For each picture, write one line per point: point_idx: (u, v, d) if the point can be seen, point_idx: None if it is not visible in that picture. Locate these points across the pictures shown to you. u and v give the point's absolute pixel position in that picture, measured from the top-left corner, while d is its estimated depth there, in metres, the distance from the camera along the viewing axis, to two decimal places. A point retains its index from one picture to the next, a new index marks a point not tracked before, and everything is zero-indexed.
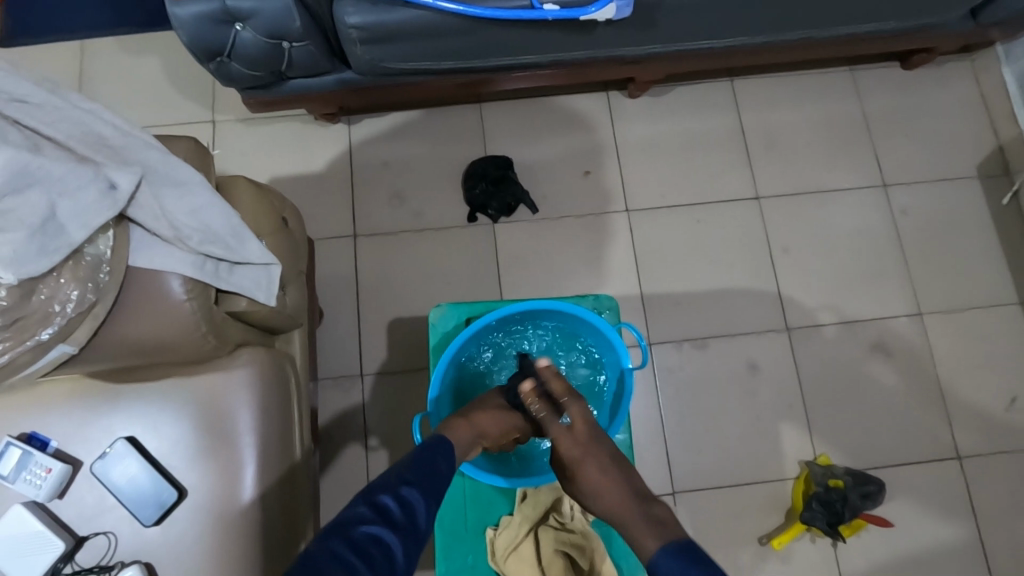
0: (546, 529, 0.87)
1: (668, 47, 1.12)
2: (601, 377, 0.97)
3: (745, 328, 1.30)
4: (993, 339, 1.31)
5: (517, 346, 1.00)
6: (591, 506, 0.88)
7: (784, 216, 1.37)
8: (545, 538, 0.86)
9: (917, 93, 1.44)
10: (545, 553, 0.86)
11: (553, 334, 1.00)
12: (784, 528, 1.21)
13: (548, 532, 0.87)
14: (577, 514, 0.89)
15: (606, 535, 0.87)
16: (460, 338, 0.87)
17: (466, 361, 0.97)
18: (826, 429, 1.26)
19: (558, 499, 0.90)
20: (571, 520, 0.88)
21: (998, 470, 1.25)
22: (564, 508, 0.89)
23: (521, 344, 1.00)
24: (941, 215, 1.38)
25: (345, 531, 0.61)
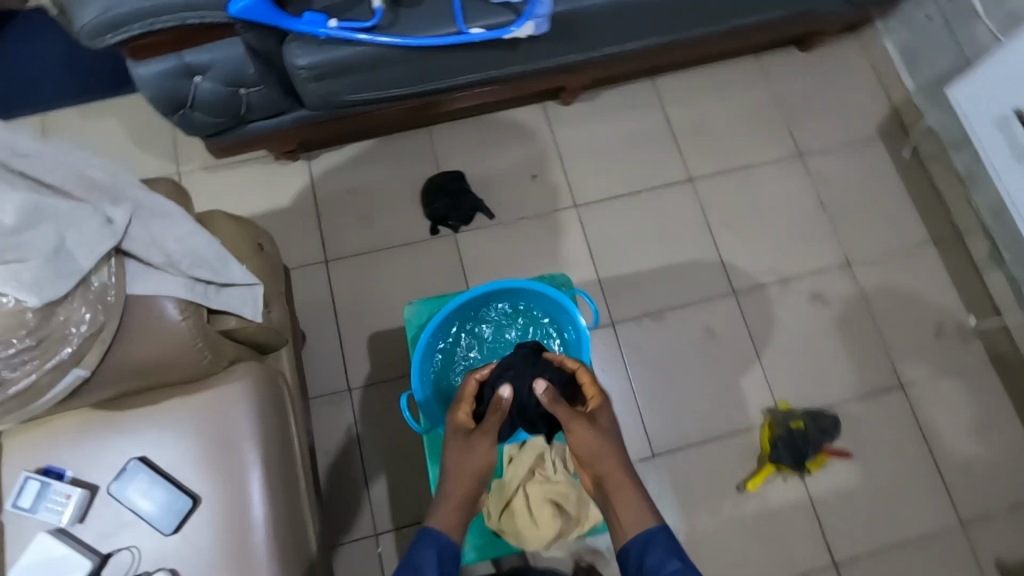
0: (532, 483, 0.95)
1: (587, 53, 1.25)
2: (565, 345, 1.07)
3: (696, 297, 1.42)
4: (914, 277, 1.46)
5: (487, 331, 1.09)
6: (569, 459, 1.00)
7: (716, 192, 1.51)
8: (533, 491, 0.94)
9: (817, 72, 1.61)
10: (534, 505, 0.93)
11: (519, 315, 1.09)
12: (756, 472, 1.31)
13: (535, 485, 0.95)
14: (559, 467, 0.98)
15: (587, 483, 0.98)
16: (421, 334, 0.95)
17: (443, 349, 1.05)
18: (782, 378, 1.38)
19: (541, 457, 0.98)
20: (554, 472, 0.97)
21: (937, 392, 1.38)
22: (548, 463, 0.98)
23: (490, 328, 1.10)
24: (853, 174, 1.54)
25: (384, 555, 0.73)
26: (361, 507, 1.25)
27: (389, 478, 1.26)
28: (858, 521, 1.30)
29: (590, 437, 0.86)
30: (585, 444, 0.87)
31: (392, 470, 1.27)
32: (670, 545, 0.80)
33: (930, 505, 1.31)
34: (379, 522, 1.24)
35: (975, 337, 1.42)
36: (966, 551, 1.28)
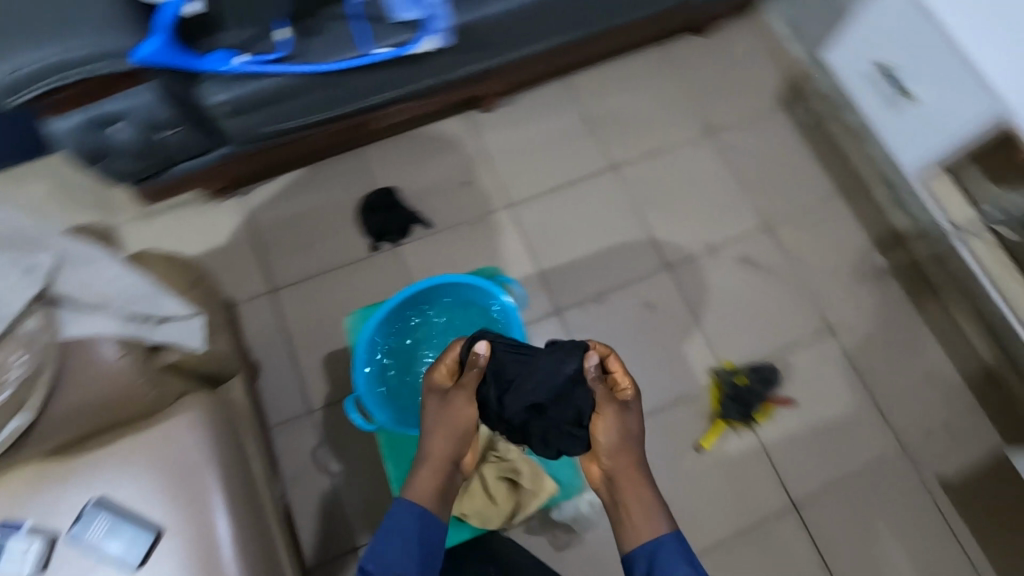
0: (487, 464, 1.05)
1: (495, 60, 1.31)
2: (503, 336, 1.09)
3: (632, 276, 1.50)
4: (829, 229, 1.57)
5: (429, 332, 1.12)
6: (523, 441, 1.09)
7: (638, 176, 1.59)
8: (489, 472, 1.04)
9: (715, 53, 1.73)
10: (490, 483, 1.03)
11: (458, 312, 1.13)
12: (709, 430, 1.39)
13: (490, 466, 1.04)
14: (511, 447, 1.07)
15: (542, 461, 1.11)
16: (359, 338, 1.01)
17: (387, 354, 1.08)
18: (723, 339, 1.46)
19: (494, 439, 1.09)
20: (507, 452, 1.06)
21: (865, 331, 1.48)
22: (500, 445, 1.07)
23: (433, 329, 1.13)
24: (761, 143, 1.65)
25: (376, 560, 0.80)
26: (335, 525, 1.26)
27: (361, 492, 1.28)
28: (810, 462, 1.38)
29: (620, 422, 0.90)
30: (609, 432, 0.90)
31: (363, 484, 1.29)
32: (682, 553, 0.81)
33: (873, 437, 1.40)
34: (356, 537, 1.25)
35: (892, 276, 1.53)
36: (912, 473, 1.38)
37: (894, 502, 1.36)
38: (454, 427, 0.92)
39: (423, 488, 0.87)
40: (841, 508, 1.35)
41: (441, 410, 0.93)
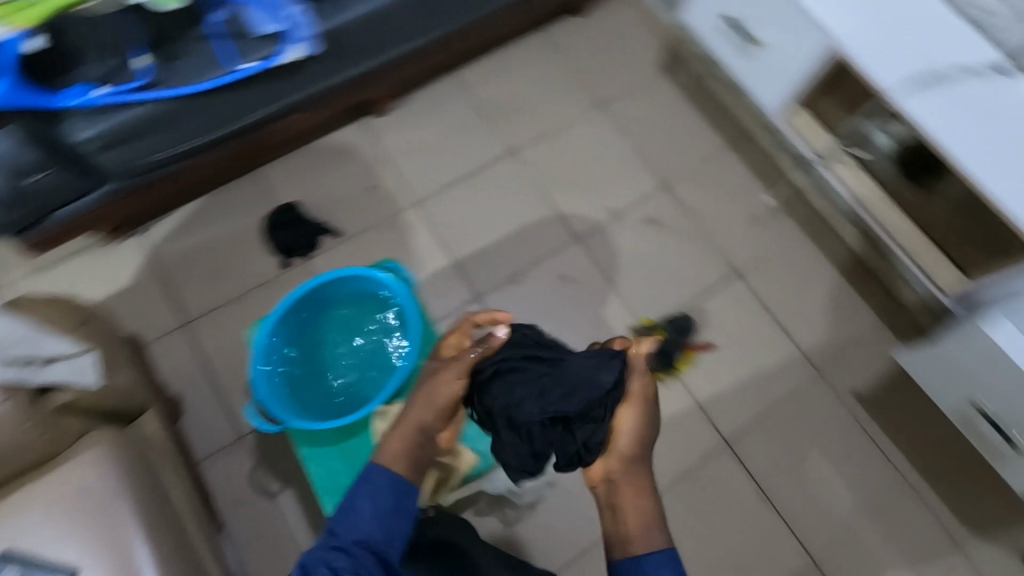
0: None
1: (372, 58, 1.33)
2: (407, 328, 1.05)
3: (545, 252, 1.54)
4: (723, 179, 1.66)
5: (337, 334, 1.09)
6: None
7: (537, 156, 1.64)
8: None
9: (595, 30, 1.80)
10: None
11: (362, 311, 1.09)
12: None
13: None
14: None
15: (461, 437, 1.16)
16: (257, 343, 0.98)
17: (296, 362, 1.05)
18: (638, 298, 1.52)
19: None
20: None
21: (767, 269, 1.57)
22: None
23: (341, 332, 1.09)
24: (649, 108, 1.72)
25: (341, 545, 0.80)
26: (281, 544, 1.24)
27: (303, 506, 1.27)
28: (734, 399, 1.45)
29: (640, 420, 0.89)
30: (630, 429, 0.88)
31: (304, 498, 1.27)
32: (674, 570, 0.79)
33: (788, 365, 1.49)
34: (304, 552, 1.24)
35: (784, 213, 1.62)
36: (827, 392, 1.47)
37: (815, 422, 1.45)
38: (439, 397, 0.91)
39: (394, 449, 0.88)
40: (768, 437, 1.43)
41: (432, 378, 0.92)
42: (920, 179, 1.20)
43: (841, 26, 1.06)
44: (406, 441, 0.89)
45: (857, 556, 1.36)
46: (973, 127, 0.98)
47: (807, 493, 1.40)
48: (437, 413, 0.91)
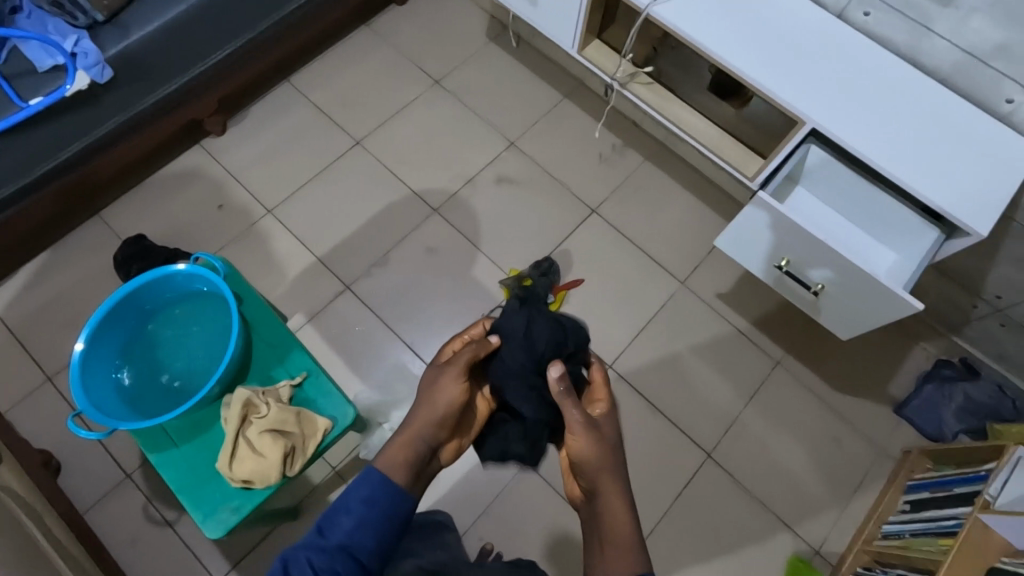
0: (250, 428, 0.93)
1: (182, 78, 1.37)
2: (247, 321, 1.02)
3: (407, 229, 1.58)
4: (566, 126, 1.74)
5: (171, 340, 1.01)
6: (284, 394, 0.98)
7: (383, 142, 1.69)
8: (253, 434, 0.92)
9: (419, 13, 1.85)
10: (258, 444, 0.92)
11: (199, 310, 1.02)
12: None
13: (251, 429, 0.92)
14: (271, 402, 0.95)
15: (306, 404, 0.99)
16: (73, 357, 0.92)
17: (132, 372, 0.98)
18: (503, 252, 1.58)
19: (249, 402, 0.95)
20: (267, 409, 0.94)
21: (620, 200, 1.66)
22: (258, 405, 0.95)
23: (179, 338, 1.01)
24: (485, 75, 1.79)
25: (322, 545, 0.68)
26: (189, 568, 1.24)
27: None
28: (609, 324, 1.54)
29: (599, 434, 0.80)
30: (593, 440, 0.79)
31: None
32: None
33: (654, 283, 1.58)
34: (213, 569, 1.24)
35: (625, 146, 1.72)
36: (694, 299, 1.57)
37: (688, 327, 1.55)
38: (439, 402, 0.81)
39: (392, 457, 0.78)
40: (647, 351, 1.53)
41: (432, 384, 0.83)
42: (728, 101, 1.30)
43: None
44: (408, 447, 0.78)
45: (747, 439, 1.47)
46: (714, 20, 1.10)
47: (693, 394, 1.50)
48: (433, 420, 0.81)
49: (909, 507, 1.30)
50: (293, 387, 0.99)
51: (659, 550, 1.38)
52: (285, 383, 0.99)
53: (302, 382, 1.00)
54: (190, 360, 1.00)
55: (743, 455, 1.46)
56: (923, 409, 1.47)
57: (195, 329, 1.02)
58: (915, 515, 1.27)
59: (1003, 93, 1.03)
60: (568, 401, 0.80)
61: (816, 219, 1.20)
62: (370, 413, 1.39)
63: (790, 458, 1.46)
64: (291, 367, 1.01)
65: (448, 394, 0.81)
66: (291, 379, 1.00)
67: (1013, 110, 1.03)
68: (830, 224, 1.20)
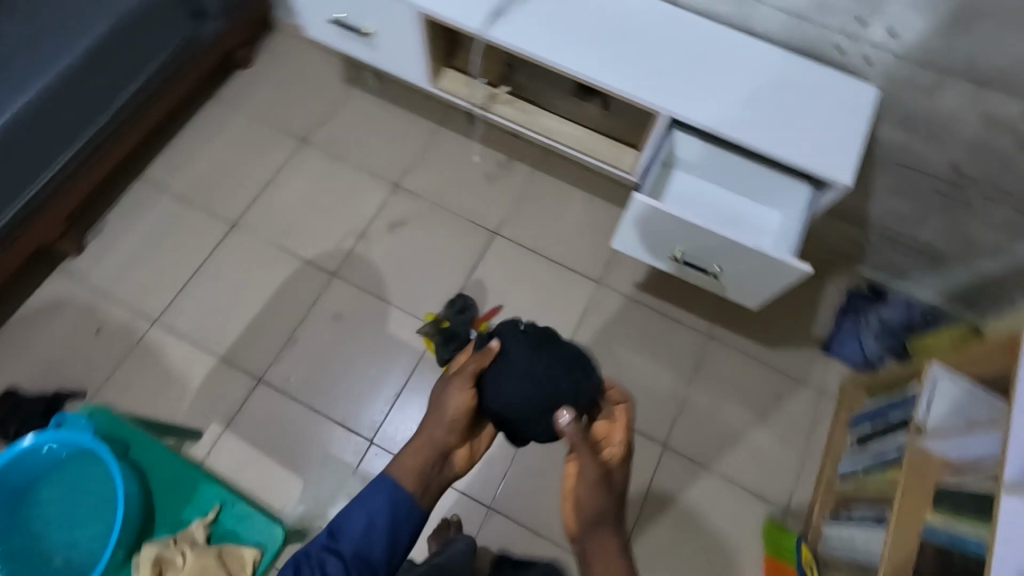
0: None
1: (7, 210, 1.27)
2: (139, 467, 0.93)
3: (308, 302, 1.50)
4: (446, 153, 1.69)
5: (57, 508, 0.92)
6: (196, 536, 0.89)
7: (261, 217, 1.59)
8: None
9: (267, 73, 1.76)
10: None
11: (79, 470, 0.92)
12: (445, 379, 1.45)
13: None
14: (186, 551, 0.87)
15: (227, 539, 0.91)
16: None
17: (16, 555, 0.88)
18: (415, 299, 1.52)
19: (161, 559, 0.86)
20: (183, 561, 0.86)
21: (518, 215, 1.63)
22: (171, 559, 0.86)
23: (63, 504, 0.92)
24: (352, 121, 1.72)
25: (338, 547, 0.81)
26: None
27: None
28: None
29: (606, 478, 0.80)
30: (600, 484, 0.80)
31: None
32: None
33: (571, 290, 1.57)
34: None
35: (511, 160, 1.69)
36: (613, 295, 1.57)
37: (615, 324, 1.54)
38: (446, 412, 0.86)
39: (408, 466, 0.84)
40: None
41: (439, 394, 0.88)
42: (589, 101, 1.29)
43: None
44: (418, 462, 0.85)
45: (697, 419, 1.48)
46: (550, 30, 1.09)
47: (635, 389, 1.49)
48: (445, 424, 0.85)
49: (857, 444, 1.35)
50: (208, 524, 0.90)
51: (642, 554, 1.37)
52: (195, 525, 0.90)
53: (216, 516, 0.91)
54: (73, 531, 0.90)
55: (697, 436, 1.47)
56: (847, 343, 1.53)
57: (72, 491, 0.92)
58: (863, 451, 1.31)
59: (834, 44, 1.06)
60: (585, 448, 0.81)
61: (696, 204, 1.21)
62: (301, 523, 1.29)
63: (741, 426, 1.48)
64: (200, 503, 0.92)
65: (454, 408, 0.85)
66: (204, 517, 0.91)
67: (846, 58, 1.07)
68: (708, 204, 1.21)
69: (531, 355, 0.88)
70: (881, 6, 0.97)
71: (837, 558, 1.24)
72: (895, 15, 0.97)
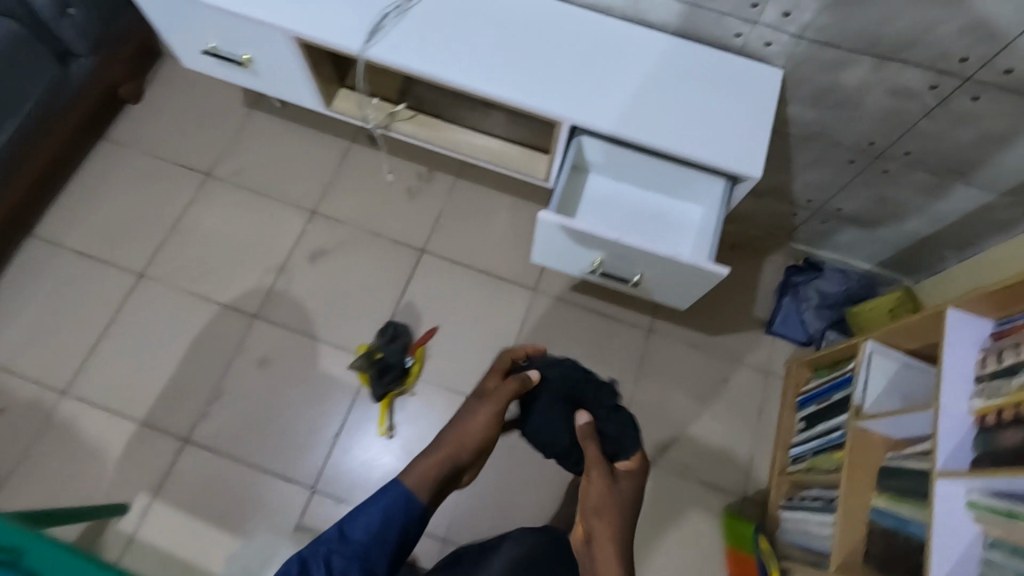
0: None
1: None
2: None
3: (230, 349, 1.41)
4: (363, 172, 1.60)
5: None
6: None
7: (170, 263, 1.48)
8: None
9: (160, 105, 1.63)
10: None
11: None
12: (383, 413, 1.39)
13: None
14: None
15: None
16: None
17: None
18: (344, 332, 1.45)
19: None
20: None
21: (445, 229, 1.56)
22: None
23: None
24: (258, 147, 1.61)
25: (340, 546, 0.78)
26: None
27: None
28: (478, 361, 1.46)
29: (618, 485, 0.95)
30: (610, 486, 0.94)
31: None
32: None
33: (508, 301, 1.51)
34: None
35: (432, 171, 1.61)
36: (552, 301, 1.52)
37: (556, 331, 1.50)
38: (470, 425, 0.91)
39: (422, 473, 0.86)
40: None
41: (466, 409, 0.93)
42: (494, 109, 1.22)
43: (272, 13, 1.03)
44: (436, 467, 0.87)
45: (648, 418, 1.45)
46: (434, 43, 1.02)
47: None
48: (469, 438, 0.91)
49: (805, 425, 1.33)
50: None
51: None
52: None
53: None
54: None
55: (650, 435, 1.44)
56: (788, 321, 1.52)
57: None
58: (810, 432, 1.30)
59: (730, 30, 1.01)
60: (592, 444, 0.97)
61: (612, 215, 1.15)
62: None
63: (692, 419, 1.46)
64: None
65: (479, 424, 0.91)
66: None
67: (744, 42, 1.03)
68: (619, 216, 1.15)
69: (594, 387, 1.03)
70: None
71: (795, 546, 1.23)
72: None
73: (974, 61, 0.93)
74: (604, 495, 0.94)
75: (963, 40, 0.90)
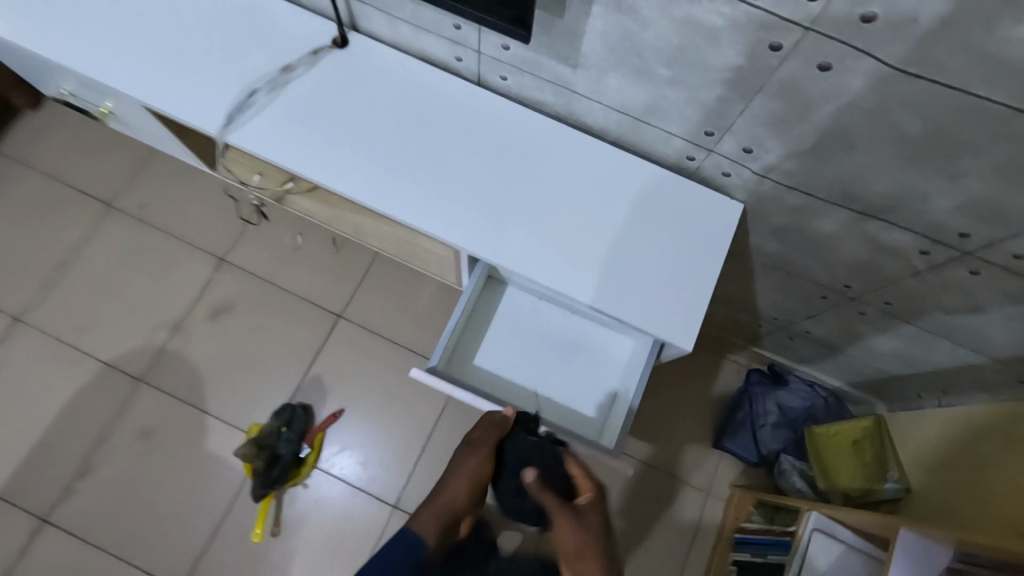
0: None
1: None
2: None
3: (107, 416, 1.26)
4: (284, 216, 1.40)
5: None
6: None
7: (51, 306, 1.32)
8: None
9: (63, 116, 1.44)
10: None
11: None
12: (267, 511, 1.23)
13: None
14: None
15: None
16: None
17: None
18: (239, 406, 1.29)
19: None
20: None
21: (369, 294, 1.37)
22: None
23: None
24: (168, 176, 1.42)
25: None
26: None
27: None
28: (384, 452, 1.29)
29: (584, 523, 0.73)
30: (577, 530, 0.71)
31: None
32: None
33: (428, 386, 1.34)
34: None
35: None
36: None
37: None
38: (465, 472, 0.78)
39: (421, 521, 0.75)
40: (434, 473, 1.28)
41: (455, 455, 0.81)
42: None
43: (114, 75, 0.83)
44: (436, 516, 0.76)
45: None
46: (314, 129, 0.82)
47: None
48: (464, 484, 0.78)
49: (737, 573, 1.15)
50: None
51: None
52: None
53: None
54: None
55: None
56: (740, 437, 1.33)
57: None
58: None
59: (683, 152, 0.81)
60: (543, 494, 0.72)
61: (526, 341, 0.97)
62: None
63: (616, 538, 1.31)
64: None
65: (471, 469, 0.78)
66: None
67: (699, 167, 0.82)
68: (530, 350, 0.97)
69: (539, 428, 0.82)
70: (727, 119, 0.71)
71: None
72: (746, 133, 0.71)
73: (975, 241, 0.72)
74: (571, 540, 0.71)
75: (964, 219, 0.69)
